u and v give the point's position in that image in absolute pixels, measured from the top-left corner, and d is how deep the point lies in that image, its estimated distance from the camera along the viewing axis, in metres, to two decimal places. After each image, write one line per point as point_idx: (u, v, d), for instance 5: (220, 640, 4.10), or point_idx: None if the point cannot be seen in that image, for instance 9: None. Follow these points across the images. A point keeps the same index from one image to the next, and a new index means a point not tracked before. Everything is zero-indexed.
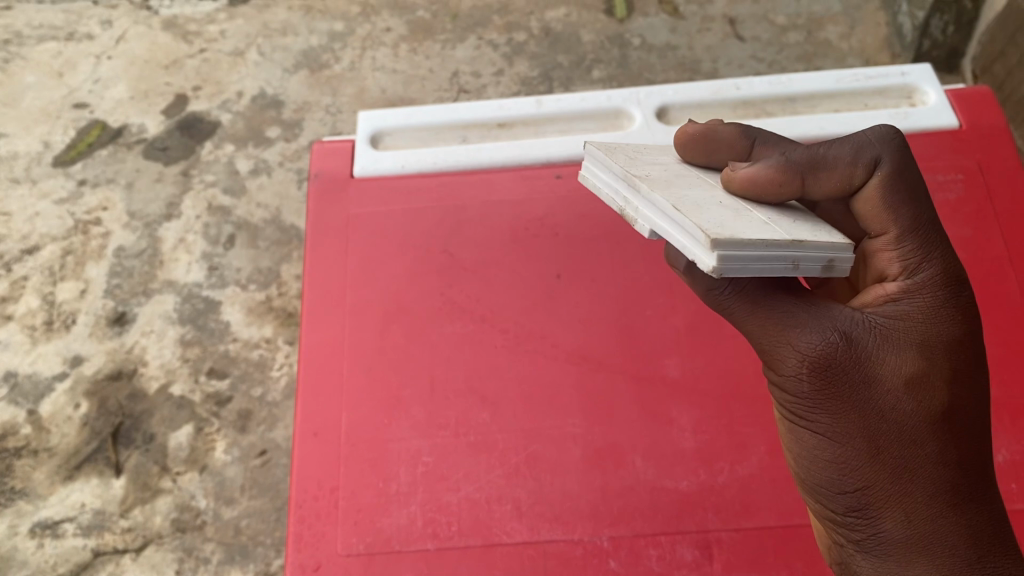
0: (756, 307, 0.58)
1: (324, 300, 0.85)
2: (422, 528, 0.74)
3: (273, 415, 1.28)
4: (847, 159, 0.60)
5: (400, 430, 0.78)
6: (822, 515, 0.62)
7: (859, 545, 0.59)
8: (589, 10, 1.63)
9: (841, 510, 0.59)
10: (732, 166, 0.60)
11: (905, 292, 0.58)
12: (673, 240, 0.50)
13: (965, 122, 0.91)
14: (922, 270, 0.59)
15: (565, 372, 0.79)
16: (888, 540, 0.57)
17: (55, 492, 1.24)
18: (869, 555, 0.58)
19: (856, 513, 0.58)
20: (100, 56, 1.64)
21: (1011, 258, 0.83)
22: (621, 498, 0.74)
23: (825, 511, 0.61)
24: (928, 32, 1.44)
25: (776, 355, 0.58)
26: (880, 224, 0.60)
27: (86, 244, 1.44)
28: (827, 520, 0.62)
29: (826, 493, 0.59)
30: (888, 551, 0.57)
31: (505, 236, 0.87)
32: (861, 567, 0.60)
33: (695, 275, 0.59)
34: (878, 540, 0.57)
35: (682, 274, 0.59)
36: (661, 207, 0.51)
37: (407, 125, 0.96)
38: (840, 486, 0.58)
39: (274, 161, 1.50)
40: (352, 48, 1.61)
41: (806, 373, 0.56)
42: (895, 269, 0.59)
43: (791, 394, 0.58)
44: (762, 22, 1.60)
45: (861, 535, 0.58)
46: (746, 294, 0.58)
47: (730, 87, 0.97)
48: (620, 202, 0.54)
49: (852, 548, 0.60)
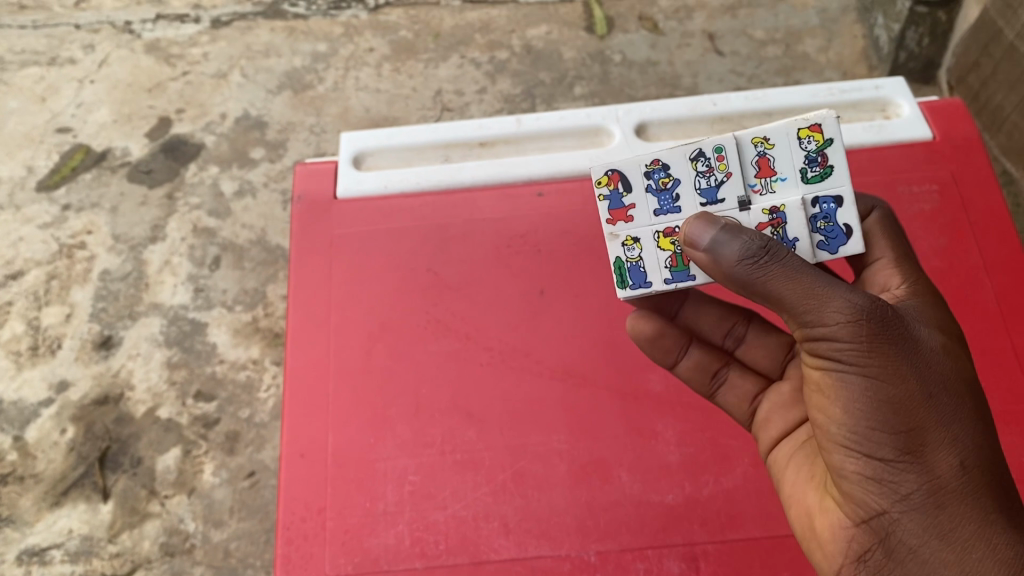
0: (801, 268, 0.57)
1: (308, 322, 0.85)
2: (409, 547, 0.75)
3: (261, 436, 1.28)
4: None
5: (387, 450, 0.78)
6: (851, 483, 0.59)
7: (906, 500, 0.58)
8: (571, 27, 1.65)
9: (891, 463, 0.57)
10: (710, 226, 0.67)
11: (909, 295, 0.66)
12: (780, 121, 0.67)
13: (938, 134, 0.92)
14: (918, 286, 0.67)
15: (550, 388, 0.80)
16: (943, 487, 0.57)
17: (42, 519, 1.23)
18: (917, 510, 0.58)
19: (910, 459, 0.57)
20: (83, 80, 1.64)
21: (987, 268, 0.84)
22: (607, 512, 0.75)
23: (864, 473, 0.58)
24: (904, 44, 1.46)
25: (822, 307, 0.57)
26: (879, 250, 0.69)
27: (71, 269, 1.43)
28: (859, 487, 0.59)
29: (873, 446, 0.57)
30: (941, 502, 0.57)
31: (488, 254, 0.88)
32: (906, 527, 0.58)
33: (724, 249, 0.58)
34: (931, 490, 0.57)
35: (706, 251, 0.59)
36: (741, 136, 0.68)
37: (388, 146, 0.97)
38: (895, 433, 0.57)
39: (259, 182, 1.51)
40: (335, 68, 1.62)
41: (864, 316, 0.56)
42: (896, 282, 0.68)
43: (841, 342, 0.57)
44: (741, 37, 1.62)
45: (913, 487, 0.58)
46: (786, 257, 0.58)
47: (707, 103, 0.98)
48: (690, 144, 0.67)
49: (894, 508, 0.58)
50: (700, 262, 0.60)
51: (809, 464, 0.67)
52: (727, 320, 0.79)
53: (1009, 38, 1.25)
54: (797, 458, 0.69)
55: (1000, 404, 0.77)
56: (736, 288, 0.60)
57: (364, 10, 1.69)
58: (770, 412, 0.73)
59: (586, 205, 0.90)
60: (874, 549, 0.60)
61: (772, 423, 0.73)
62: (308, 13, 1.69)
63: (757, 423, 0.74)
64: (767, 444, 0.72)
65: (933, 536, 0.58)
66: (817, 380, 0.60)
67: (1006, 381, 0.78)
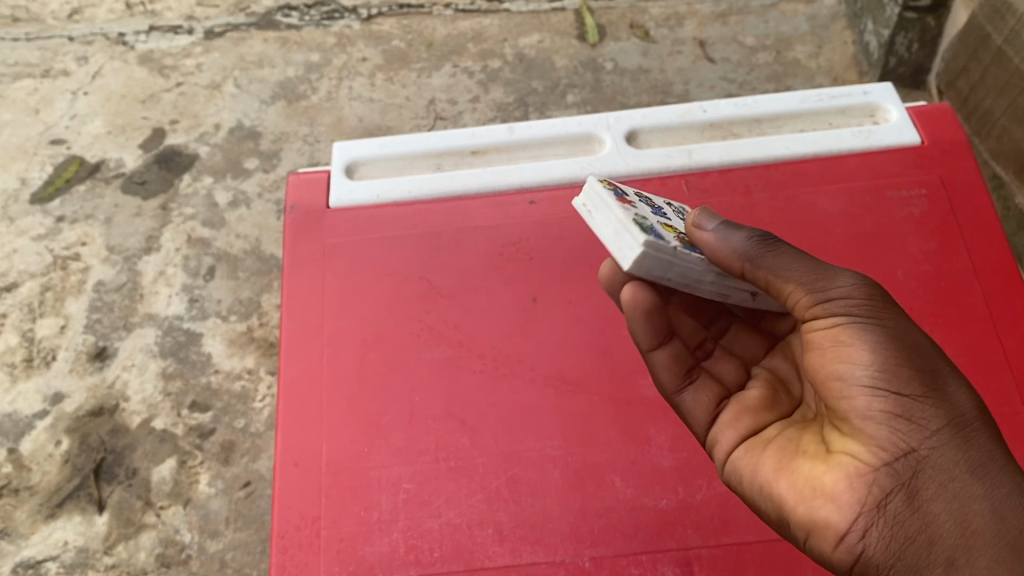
0: (802, 255, 0.65)
1: (301, 331, 0.85)
2: (403, 555, 0.75)
3: (256, 446, 1.28)
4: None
5: (382, 458, 0.79)
6: (877, 423, 0.58)
7: (935, 435, 0.58)
8: (563, 35, 1.66)
9: (918, 400, 0.58)
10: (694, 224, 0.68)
11: None
12: None
13: (926, 138, 0.93)
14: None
15: (542, 395, 0.80)
16: (965, 426, 0.59)
17: (37, 531, 1.23)
18: (945, 445, 0.58)
19: (935, 398, 0.59)
20: (77, 92, 1.65)
21: (977, 270, 0.85)
22: (600, 518, 0.75)
23: (892, 411, 0.58)
24: (894, 50, 1.47)
25: (832, 275, 0.63)
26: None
27: (66, 280, 1.43)
28: (887, 426, 0.58)
29: (903, 383, 0.59)
30: (965, 440, 0.58)
31: (481, 262, 0.88)
32: (935, 463, 0.57)
33: (734, 231, 0.65)
34: (955, 428, 0.58)
35: (715, 232, 0.66)
36: None
37: (381, 155, 0.97)
38: (919, 373, 0.59)
39: (253, 192, 1.51)
40: (329, 78, 1.63)
41: (872, 285, 0.63)
42: None
43: (857, 298, 0.62)
44: (732, 43, 1.63)
45: (939, 424, 0.58)
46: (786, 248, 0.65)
47: (696, 110, 0.99)
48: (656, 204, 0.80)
49: (922, 445, 0.58)
50: (706, 245, 0.66)
51: (794, 445, 0.64)
52: (700, 333, 0.78)
53: (997, 42, 1.26)
54: (776, 445, 0.65)
55: (991, 405, 0.78)
56: (743, 265, 0.65)
57: (357, 20, 1.69)
58: (739, 414, 0.70)
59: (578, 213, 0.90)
60: (897, 492, 0.57)
61: (740, 424, 0.69)
62: (301, 24, 1.69)
63: (721, 425, 0.70)
64: (733, 444, 0.68)
65: (963, 470, 0.57)
66: (831, 337, 0.62)
67: (997, 383, 0.79)
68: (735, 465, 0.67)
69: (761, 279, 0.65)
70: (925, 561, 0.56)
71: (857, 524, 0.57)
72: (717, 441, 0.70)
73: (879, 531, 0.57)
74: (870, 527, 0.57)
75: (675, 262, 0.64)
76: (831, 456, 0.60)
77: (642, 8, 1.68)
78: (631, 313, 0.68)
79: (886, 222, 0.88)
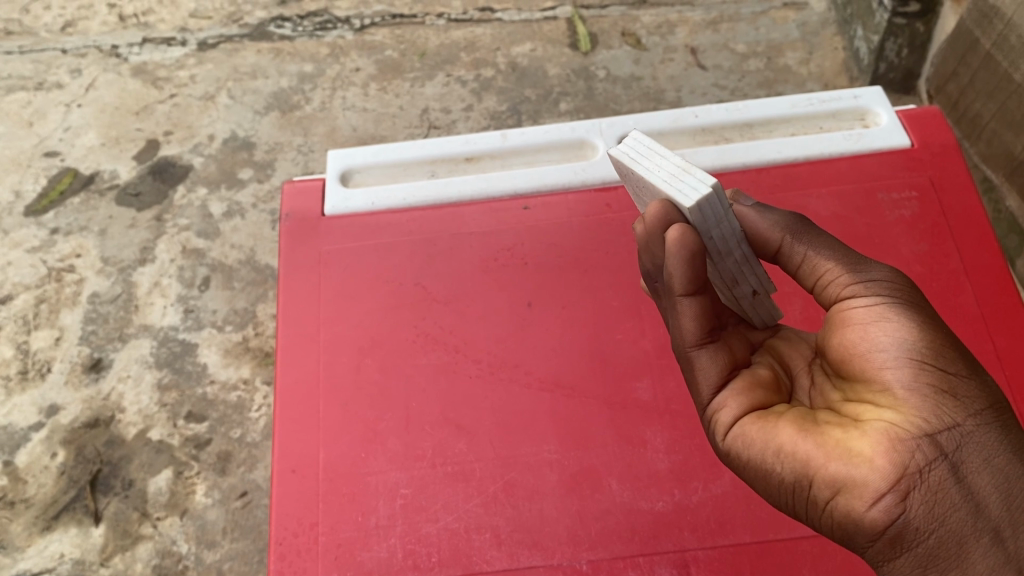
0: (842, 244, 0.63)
1: (299, 338, 0.85)
2: (401, 561, 0.75)
3: (253, 456, 1.28)
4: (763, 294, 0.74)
5: (379, 464, 0.79)
6: (922, 395, 0.54)
7: (980, 413, 0.54)
8: (555, 44, 1.67)
9: (965, 377, 0.54)
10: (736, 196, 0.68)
11: None
12: None
13: (917, 141, 0.94)
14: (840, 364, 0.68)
15: (537, 400, 0.80)
16: (1005, 410, 0.55)
17: (33, 544, 1.23)
18: (990, 422, 0.54)
19: (979, 378, 0.55)
20: (70, 105, 1.65)
21: (978, 274, 0.85)
22: (598, 521, 0.75)
23: (938, 386, 0.54)
24: (884, 55, 1.48)
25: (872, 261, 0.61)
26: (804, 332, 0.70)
27: (60, 292, 1.43)
28: (933, 399, 0.54)
29: (950, 360, 0.55)
30: (1007, 423, 0.54)
31: (475, 268, 0.88)
32: (981, 440, 0.53)
33: (772, 209, 0.65)
34: (997, 408, 0.55)
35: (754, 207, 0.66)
36: None
37: (375, 163, 0.98)
38: (963, 352, 0.56)
39: (248, 203, 1.51)
40: (322, 89, 1.63)
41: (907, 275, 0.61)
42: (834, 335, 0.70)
43: (897, 281, 0.59)
44: (723, 50, 1.64)
45: (982, 404, 0.54)
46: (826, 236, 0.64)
47: (688, 116, 1.00)
48: None
49: (969, 420, 0.53)
50: (744, 218, 0.65)
51: (811, 416, 0.58)
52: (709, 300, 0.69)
53: (986, 47, 1.27)
54: (790, 414, 0.59)
55: None
56: (783, 238, 0.64)
57: (350, 30, 1.70)
58: (749, 386, 0.62)
59: (571, 218, 0.91)
60: (941, 461, 0.52)
61: (755, 392, 0.61)
62: (294, 35, 1.70)
63: (738, 391, 0.62)
64: (750, 409, 0.60)
65: (1008, 448, 0.53)
66: (872, 313, 0.58)
67: None
68: (743, 430, 0.59)
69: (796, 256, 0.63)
70: (968, 534, 0.51)
71: (896, 488, 0.52)
72: (723, 406, 0.61)
73: (920, 496, 0.52)
74: (911, 493, 0.52)
75: (724, 219, 0.60)
76: (863, 422, 0.55)
77: (634, 16, 1.69)
78: (686, 241, 0.58)
79: (879, 225, 0.89)
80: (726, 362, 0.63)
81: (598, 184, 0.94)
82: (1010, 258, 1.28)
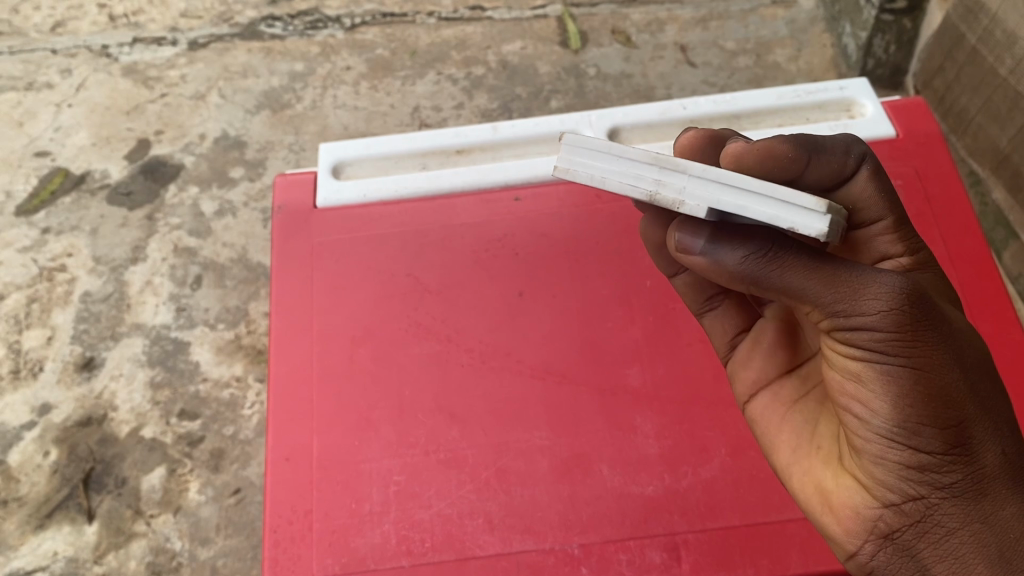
0: (810, 269, 0.55)
1: (291, 329, 0.86)
2: (395, 546, 0.76)
3: (246, 453, 1.28)
4: (842, 153, 0.66)
5: (373, 452, 0.79)
6: (886, 470, 0.60)
7: (947, 487, 0.59)
8: (545, 42, 1.67)
9: (937, 458, 0.58)
10: (680, 241, 0.57)
11: (918, 265, 0.69)
12: (757, 212, 0.50)
13: (902, 131, 0.95)
14: (922, 248, 0.69)
15: (528, 387, 0.81)
16: (985, 478, 0.59)
17: (26, 542, 1.23)
18: (956, 495, 0.59)
19: (957, 454, 0.58)
20: (61, 104, 1.65)
21: (972, 263, 0.86)
22: (589, 505, 0.76)
23: (904, 463, 0.59)
24: (872, 51, 1.50)
25: (857, 294, 0.55)
26: (879, 210, 0.68)
27: (52, 291, 1.44)
28: (897, 476, 0.59)
29: (923, 440, 0.57)
30: (980, 490, 0.59)
31: (468, 258, 0.89)
32: (946, 513, 0.60)
33: (723, 255, 0.56)
34: (973, 477, 0.59)
35: (703, 255, 0.56)
36: (719, 191, 0.51)
37: (366, 155, 0.98)
38: (945, 430, 0.57)
39: (239, 201, 1.52)
40: (313, 88, 1.64)
41: (905, 304, 0.54)
42: (897, 248, 0.69)
43: (880, 333, 0.55)
44: (712, 48, 1.65)
45: (954, 479, 0.59)
46: (793, 266, 0.55)
47: (676, 107, 1.00)
48: (648, 186, 0.52)
49: (934, 495, 0.60)
50: (702, 267, 0.58)
51: (811, 428, 0.69)
52: None
53: (971, 42, 1.28)
54: (792, 421, 0.71)
55: None
56: (747, 287, 0.58)
57: (341, 29, 1.70)
58: (750, 353, 0.75)
59: (562, 209, 0.91)
60: (903, 529, 0.62)
61: (752, 365, 0.75)
62: (285, 34, 1.70)
63: (736, 362, 0.76)
64: (748, 387, 0.75)
65: (973, 519, 0.59)
66: (851, 370, 0.58)
67: None
68: (752, 411, 0.74)
69: (769, 294, 0.58)
70: None
71: (864, 549, 0.64)
72: (736, 378, 0.76)
73: (885, 558, 0.63)
74: (877, 553, 0.63)
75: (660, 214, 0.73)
76: (842, 476, 0.65)
77: (624, 14, 1.70)
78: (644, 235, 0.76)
79: None
80: (725, 325, 0.77)
81: None
82: (997, 250, 1.31)
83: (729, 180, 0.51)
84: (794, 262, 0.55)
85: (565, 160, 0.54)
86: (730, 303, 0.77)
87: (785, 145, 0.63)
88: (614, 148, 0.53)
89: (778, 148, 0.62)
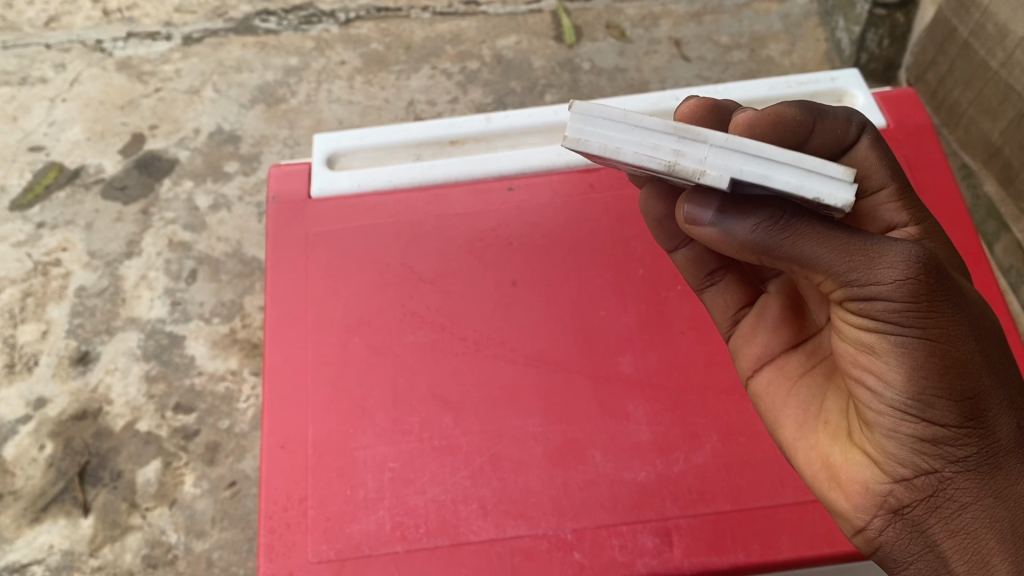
0: (824, 238, 0.55)
1: (287, 317, 0.87)
2: (390, 532, 0.76)
3: (241, 447, 1.28)
4: (844, 119, 0.67)
5: (367, 439, 0.80)
6: (899, 444, 0.60)
7: (961, 461, 0.60)
8: (540, 37, 1.68)
9: (951, 431, 0.59)
10: (689, 214, 0.57)
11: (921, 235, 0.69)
12: (776, 181, 0.49)
13: (892, 122, 0.96)
14: (926, 218, 0.70)
15: (522, 374, 0.82)
16: (998, 451, 0.60)
17: (22, 535, 1.24)
18: (969, 469, 0.60)
19: (971, 428, 0.59)
20: (55, 99, 1.65)
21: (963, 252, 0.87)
22: (583, 491, 0.77)
23: (917, 437, 0.59)
24: (865, 46, 1.50)
25: (873, 263, 0.55)
26: (881, 179, 0.69)
27: (46, 286, 1.44)
28: (911, 448, 0.60)
29: (937, 413, 0.58)
30: (992, 465, 0.60)
31: (461, 248, 0.89)
32: (958, 488, 0.61)
33: (734, 224, 0.56)
34: (986, 451, 0.60)
35: (713, 226, 0.56)
36: (740, 160, 0.49)
37: (361, 145, 0.98)
38: (959, 403, 0.58)
39: (234, 195, 1.52)
40: (308, 82, 1.64)
41: (922, 273, 0.55)
42: (903, 217, 0.69)
43: (897, 304, 0.55)
44: (706, 42, 1.65)
45: (967, 452, 0.60)
46: (808, 234, 0.55)
47: (669, 98, 1.01)
48: (666, 157, 0.50)
49: (947, 469, 0.61)
50: (712, 238, 0.57)
51: (817, 403, 0.70)
52: None
53: (963, 35, 1.28)
54: (797, 395, 0.71)
55: None
56: (758, 257, 0.58)
57: (335, 23, 1.70)
58: (753, 329, 0.76)
59: (554, 199, 0.92)
60: (914, 503, 0.62)
61: (756, 339, 0.75)
62: (279, 29, 1.70)
63: (739, 338, 0.76)
64: (753, 362, 0.75)
65: (985, 494, 0.60)
66: (865, 342, 0.59)
67: None
68: (756, 384, 0.75)
69: (779, 263, 0.58)
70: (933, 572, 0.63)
71: (873, 524, 0.64)
72: (742, 353, 0.76)
73: (894, 533, 0.64)
74: (886, 527, 0.64)
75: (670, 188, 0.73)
76: (853, 448, 0.65)
77: (618, 8, 1.70)
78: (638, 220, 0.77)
79: None
80: (726, 299, 0.77)
81: (581, 166, 0.94)
82: (988, 242, 1.32)
83: (751, 149, 0.49)
84: (808, 230, 0.55)
85: (575, 129, 0.50)
86: (732, 278, 0.77)
87: (789, 113, 0.63)
88: (630, 116, 0.50)
89: (783, 116, 0.62)
